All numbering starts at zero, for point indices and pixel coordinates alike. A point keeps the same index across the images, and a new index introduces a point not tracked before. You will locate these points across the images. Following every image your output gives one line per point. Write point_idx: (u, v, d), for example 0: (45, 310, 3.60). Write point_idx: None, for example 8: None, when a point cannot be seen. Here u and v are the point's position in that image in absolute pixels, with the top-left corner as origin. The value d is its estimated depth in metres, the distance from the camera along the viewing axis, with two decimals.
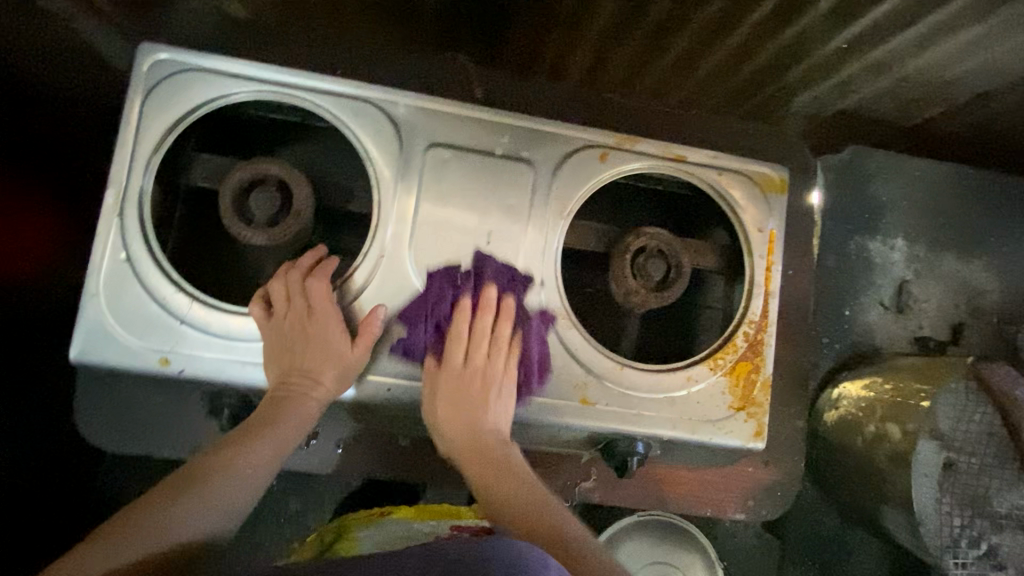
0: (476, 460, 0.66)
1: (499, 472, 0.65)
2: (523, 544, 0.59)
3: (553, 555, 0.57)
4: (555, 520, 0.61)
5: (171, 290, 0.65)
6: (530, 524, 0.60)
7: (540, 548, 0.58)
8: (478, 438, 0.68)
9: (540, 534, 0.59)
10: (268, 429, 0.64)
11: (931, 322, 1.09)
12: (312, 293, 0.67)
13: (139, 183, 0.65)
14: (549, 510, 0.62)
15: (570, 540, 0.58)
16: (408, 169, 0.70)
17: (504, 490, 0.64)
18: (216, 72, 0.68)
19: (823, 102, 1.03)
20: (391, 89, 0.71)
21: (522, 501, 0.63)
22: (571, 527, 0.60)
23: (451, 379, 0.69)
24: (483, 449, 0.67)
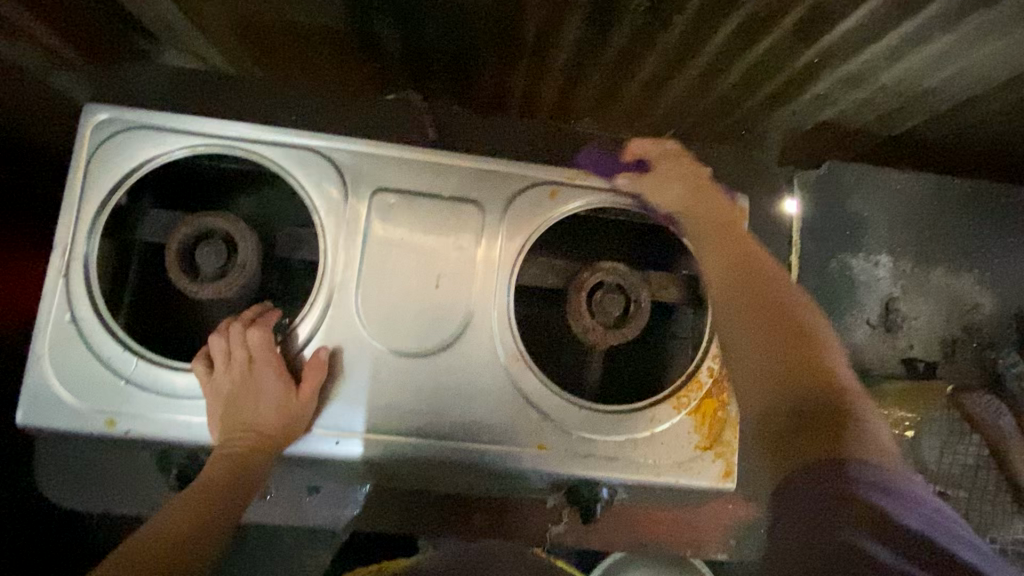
0: (738, 293, 0.61)
1: (789, 335, 0.56)
2: (792, 399, 0.51)
3: (827, 427, 0.48)
4: (851, 404, 0.50)
5: (117, 349, 0.65)
6: (807, 382, 0.52)
7: (810, 417, 0.50)
8: (738, 287, 0.61)
9: (828, 410, 0.50)
10: (212, 506, 0.58)
11: (921, 341, 1.05)
12: (253, 344, 0.65)
13: (84, 244, 0.66)
14: (836, 391, 0.51)
15: (864, 431, 0.48)
16: (353, 217, 0.69)
17: (789, 351, 0.55)
18: (162, 128, 0.69)
19: (797, 117, 1.01)
20: (336, 137, 0.71)
21: (803, 360, 0.54)
22: (871, 419, 0.50)
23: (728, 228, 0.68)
24: (751, 301, 0.59)
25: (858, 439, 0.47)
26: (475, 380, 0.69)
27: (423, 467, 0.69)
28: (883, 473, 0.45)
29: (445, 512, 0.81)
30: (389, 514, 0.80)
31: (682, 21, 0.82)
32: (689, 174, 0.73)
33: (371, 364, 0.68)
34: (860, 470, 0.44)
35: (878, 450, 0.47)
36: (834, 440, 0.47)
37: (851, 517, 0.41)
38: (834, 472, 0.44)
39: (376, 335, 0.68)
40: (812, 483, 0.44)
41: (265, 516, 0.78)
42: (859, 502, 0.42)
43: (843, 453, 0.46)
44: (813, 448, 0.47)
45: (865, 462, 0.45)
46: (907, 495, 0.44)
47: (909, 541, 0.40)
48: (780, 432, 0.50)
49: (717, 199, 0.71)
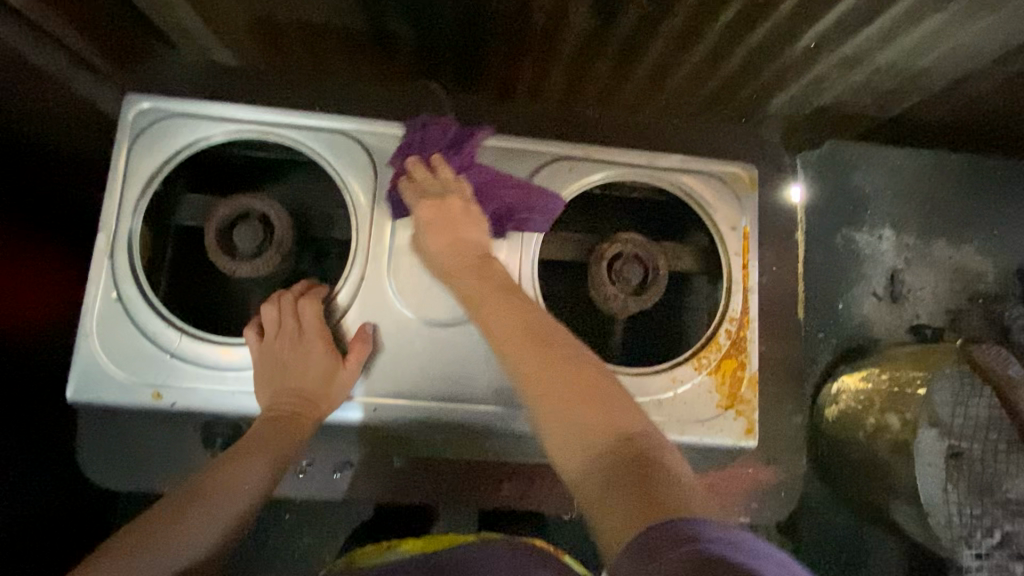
0: (524, 349, 0.56)
1: (585, 404, 0.51)
2: (604, 470, 0.47)
3: (640, 475, 0.45)
4: (654, 450, 0.48)
5: (161, 325, 0.67)
6: (610, 445, 0.48)
7: (623, 478, 0.45)
8: (517, 340, 0.57)
9: (627, 456, 0.47)
10: (262, 448, 0.62)
11: (927, 309, 1.08)
12: (305, 314, 0.68)
13: (128, 226, 0.69)
14: (625, 433, 0.49)
15: (668, 471, 0.46)
16: (384, 193, 0.73)
17: (587, 421, 0.51)
18: (198, 116, 0.72)
19: (798, 99, 1.05)
20: (363, 119, 0.74)
21: (598, 424, 0.50)
22: (663, 448, 0.49)
23: (475, 274, 0.65)
24: (532, 350, 0.55)
25: (661, 481, 0.45)
26: None
27: (460, 432, 0.71)
28: (715, 529, 0.38)
29: (477, 481, 0.83)
30: (423, 485, 0.82)
31: (684, 9, 0.87)
32: (445, 218, 0.67)
33: (404, 332, 0.71)
34: (701, 532, 0.37)
35: (681, 492, 0.43)
36: (647, 497, 0.43)
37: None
38: (687, 538, 0.37)
39: (410, 306, 0.71)
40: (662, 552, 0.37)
41: (300, 491, 0.81)
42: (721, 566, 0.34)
43: (670, 505, 0.42)
44: (640, 516, 0.42)
45: (675, 490, 0.44)
46: (753, 544, 0.37)
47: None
48: (607, 505, 0.45)
49: (484, 244, 0.68)
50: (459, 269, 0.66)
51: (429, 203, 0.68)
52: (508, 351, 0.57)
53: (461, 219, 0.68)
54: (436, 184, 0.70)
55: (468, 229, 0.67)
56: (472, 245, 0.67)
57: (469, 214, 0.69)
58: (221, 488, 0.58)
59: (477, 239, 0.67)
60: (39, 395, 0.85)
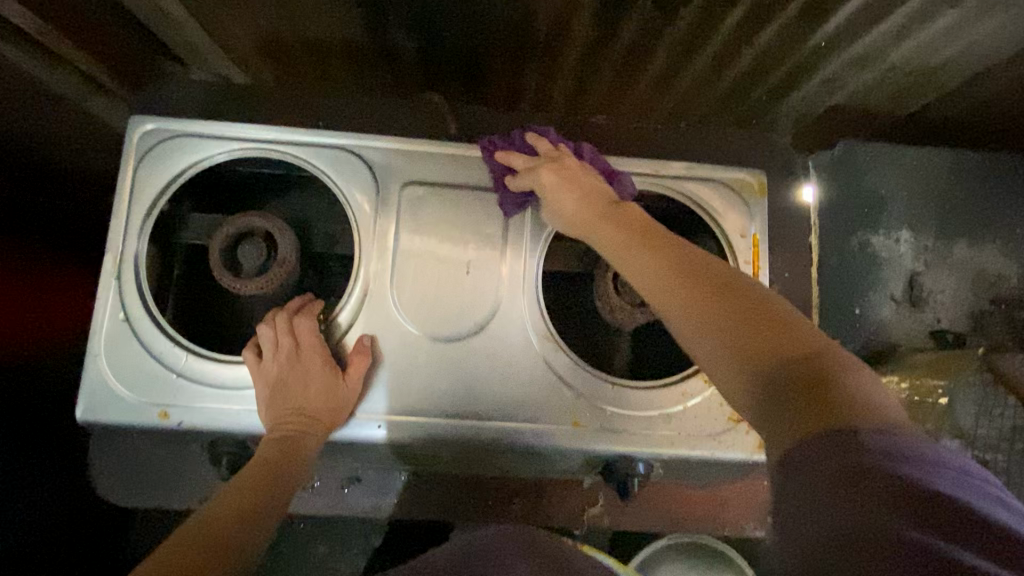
0: (658, 267, 0.52)
1: (754, 318, 0.46)
2: (763, 389, 0.42)
3: (821, 393, 0.40)
4: (839, 370, 0.41)
5: (167, 344, 0.68)
6: (778, 357, 0.43)
7: (805, 396, 0.40)
8: (652, 259, 0.53)
9: (807, 374, 0.41)
10: (276, 465, 0.62)
11: (948, 314, 1.04)
12: (299, 332, 0.68)
13: (134, 246, 0.69)
14: (804, 351, 0.43)
15: (855, 388, 0.40)
16: (385, 208, 0.72)
17: (757, 337, 0.45)
18: (201, 135, 0.73)
19: (809, 100, 1.03)
20: (363, 134, 0.74)
21: (765, 337, 0.45)
22: (858, 374, 0.41)
23: (601, 207, 0.62)
24: (665, 269, 0.52)
25: (854, 403, 0.39)
26: (507, 360, 0.71)
27: (466, 446, 0.70)
28: (900, 436, 0.37)
29: (487, 497, 0.82)
30: (434, 500, 0.82)
31: (690, 12, 0.85)
32: (580, 177, 0.67)
33: (409, 349, 0.70)
34: (876, 437, 0.36)
35: (870, 406, 0.39)
36: (824, 410, 0.39)
37: (880, 501, 0.34)
38: (849, 442, 0.36)
39: (413, 321, 0.70)
40: (819, 455, 0.37)
41: (309, 507, 0.81)
42: (882, 479, 0.35)
43: (853, 418, 0.38)
44: (815, 422, 0.39)
45: (879, 424, 0.37)
46: (946, 460, 0.36)
47: (967, 526, 0.33)
48: (776, 417, 0.41)
49: (604, 188, 0.66)
50: (582, 205, 0.64)
51: (546, 169, 0.68)
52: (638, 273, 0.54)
53: (586, 176, 0.67)
54: (540, 156, 0.71)
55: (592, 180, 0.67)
56: (594, 188, 0.65)
57: (580, 172, 0.68)
58: (238, 505, 0.57)
59: (603, 186, 0.66)
60: (53, 412, 0.86)
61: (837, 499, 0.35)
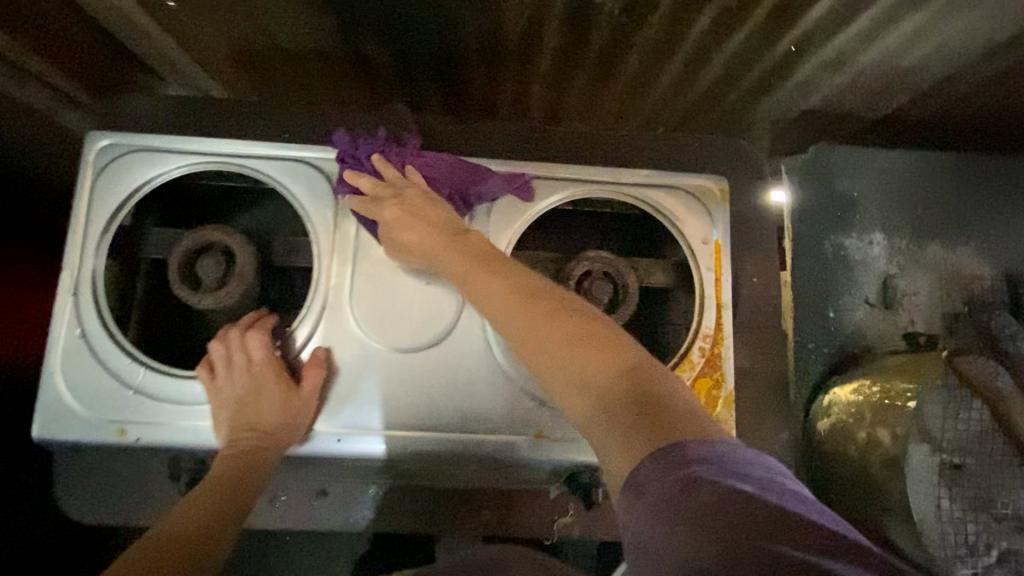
0: (509, 297, 0.56)
1: (587, 345, 0.50)
2: (601, 414, 0.47)
3: (650, 410, 0.45)
4: (661, 384, 0.47)
5: (124, 360, 0.67)
6: (614, 378, 0.48)
7: (637, 415, 0.45)
8: (498, 291, 0.56)
9: (638, 393, 0.47)
10: (227, 484, 0.61)
11: (922, 317, 1.03)
12: (251, 346, 0.68)
13: (92, 261, 0.69)
14: (633, 369, 0.48)
15: (675, 407, 0.46)
16: (344, 220, 0.72)
17: (593, 360, 0.49)
18: (160, 150, 0.73)
19: (781, 104, 1.03)
20: (323, 147, 0.74)
21: (603, 359, 0.49)
22: (674, 386, 0.48)
23: (471, 238, 0.63)
24: (518, 298, 0.55)
25: (674, 419, 0.44)
26: (467, 371, 0.70)
27: (428, 459, 0.70)
28: (710, 447, 0.41)
29: (455, 510, 0.81)
30: (401, 513, 0.81)
31: (656, 19, 0.86)
32: (431, 205, 0.67)
33: (367, 362, 0.70)
34: (692, 450, 0.41)
35: (685, 422, 0.44)
36: (653, 428, 0.44)
37: (704, 512, 0.37)
38: (676, 462, 0.40)
39: (372, 334, 0.70)
40: (653, 480, 0.40)
41: (270, 522, 0.79)
42: (703, 487, 0.38)
43: (676, 437, 0.43)
44: (648, 440, 0.43)
45: (697, 436, 0.43)
46: (746, 462, 0.41)
47: (795, 527, 0.36)
48: (615, 439, 0.45)
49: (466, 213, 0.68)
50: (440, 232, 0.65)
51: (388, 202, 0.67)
52: (494, 301, 0.56)
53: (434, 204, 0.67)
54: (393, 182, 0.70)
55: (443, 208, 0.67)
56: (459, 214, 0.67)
57: (428, 200, 0.68)
58: (187, 526, 0.57)
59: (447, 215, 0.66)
60: None
61: (683, 519, 0.37)
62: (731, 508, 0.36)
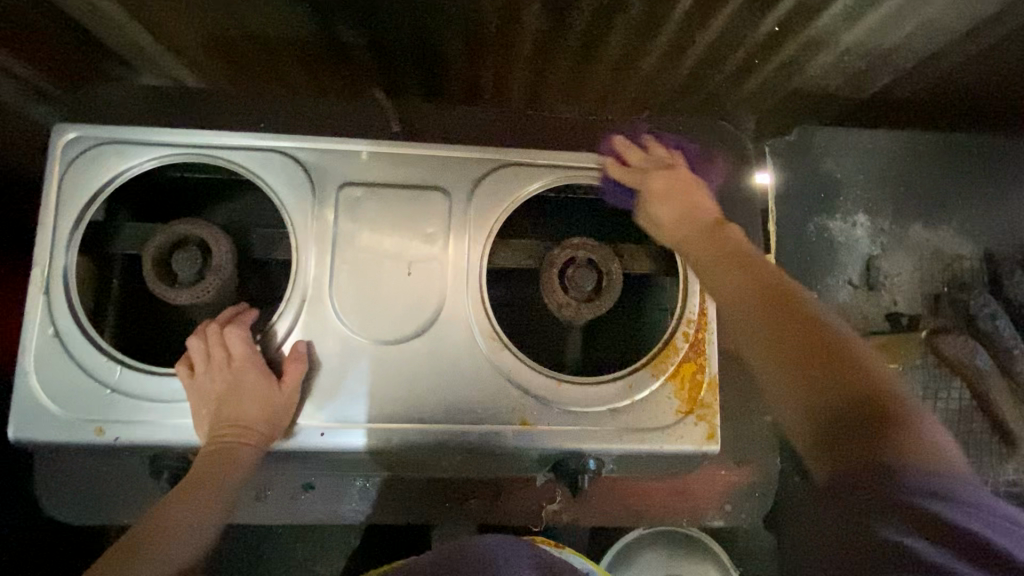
0: (759, 303, 0.62)
1: (823, 359, 0.56)
2: (830, 427, 0.53)
3: (878, 429, 0.51)
4: (897, 403, 0.53)
5: (99, 359, 0.66)
6: (851, 395, 0.53)
7: (849, 430, 0.52)
8: (748, 294, 0.64)
9: (867, 408, 0.52)
10: (206, 481, 0.61)
11: (905, 296, 1.04)
12: (231, 341, 0.66)
13: (62, 258, 0.68)
14: (877, 391, 0.53)
15: (915, 431, 0.51)
16: (322, 211, 0.71)
17: (831, 371, 0.55)
18: (129, 142, 0.71)
19: (767, 85, 1.02)
20: (298, 136, 0.73)
21: (847, 374, 0.55)
22: (914, 417, 0.52)
23: (706, 240, 0.71)
24: (764, 302, 0.62)
25: (900, 442, 0.49)
26: (451, 362, 0.70)
27: (412, 451, 0.69)
28: (932, 475, 0.48)
29: (445, 499, 0.81)
30: (390, 503, 0.81)
31: (640, 0, 0.84)
32: (681, 190, 0.76)
33: (350, 355, 0.69)
34: (908, 476, 0.47)
35: (919, 444, 0.49)
36: (874, 446, 0.50)
37: (881, 516, 0.46)
38: (873, 477, 0.48)
39: (354, 326, 0.69)
40: (846, 490, 0.49)
41: (262, 518, 0.80)
42: (902, 506, 0.46)
43: (888, 455, 0.49)
44: (860, 456, 0.50)
45: (925, 465, 0.48)
46: (974, 499, 0.47)
47: (977, 553, 0.43)
48: (829, 453, 0.52)
49: (705, 204, 0.75)
50: (688, 232, 0.73)
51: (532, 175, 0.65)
52: (742, 308, 0.63)
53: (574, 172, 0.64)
54: None
55: (685, 198, 0.75)
56: (691, 204, 0.75)
57: None
58: (167, 519, 0.58)
59: (664, 210, 0.74)
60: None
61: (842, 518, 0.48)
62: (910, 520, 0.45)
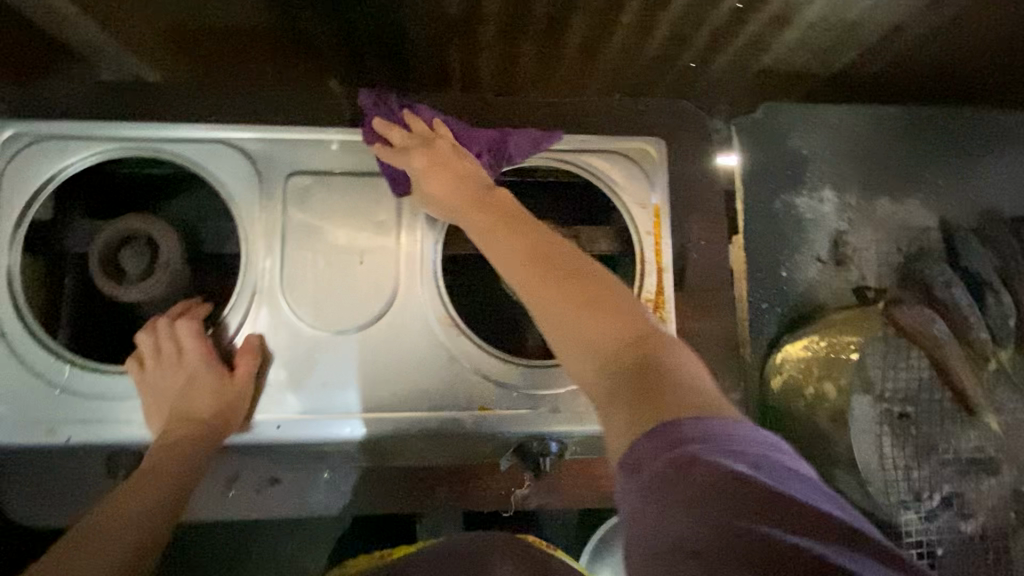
0: (517, 252, 0.54)
1: (599, 318, 0.48)
2: (615, 380, 0.45)
3: (650, 382, 0.43)
4: (660, 352, 0.45)
5: (49, 359, 0.65)
6: (622, 348, 0.46)
7: (641, 385, 0.43)
8: (520, 251, 0.54)
9: (640, 357, 0.45)
10: (162, 475, 0.60)
11: (872, 271, 1.04)
12: (180, 335, 0.67)
13: (5, 258, 0.66)
14: (644, 342, 0.46)
15: (675, 369, 0.44)
16: (270, 201, 0.70)
17: (603, 321, 0.48)
18: (70, 137, 0.69)
19: (738, 64, 1.04)
20: (243, 126, 0.71)
21: (610, 325, 0.48)
22: (679, 358, 0.45)
23: (487, 202, 0.60)
24: (530, 262, 0.53)
25: (674, 392, 0.41)
26: (408, 349, 0.69)
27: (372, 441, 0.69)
28: (712, 425, 0.38)
29: (413, 488, 0.81)
30: (357, 494, 0.81)
31: None
32: (446, 155, 0.65)
33: (304, 345, 0.68)
34: (696, 431, 0.37)
35: (681, 398, 0.41)
36: (651, 400, 0.41)
37: (701, 491, 0.34)
38: (670, 440, 0.38)
39: (307, 317, 0.68)
40: (647, 461, 0.37)
41: (221, 515, 0.78)
42: (702, 470, 0.35)
43: (666, 411, 0.40)
44: (643, 416, 0.40)
45: (699, 416, 0.39)
46: (774, 455, 0.37)
47: (799, 516, 0.34)
48: (618, 428, 0.42)
49: (476, 170, 0.65)
50: (464, 205, 0.62)
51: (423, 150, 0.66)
52: (507, 273, 0.54)
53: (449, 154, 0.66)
54: (415, 134, 0.68)
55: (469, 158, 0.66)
56: (462, 171, 0.64)
57: (451, 153, 0.66)
58: (112, 519, 0.56)
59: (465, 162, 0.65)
60: None
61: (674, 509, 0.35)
62: (732, 491, 0.34)
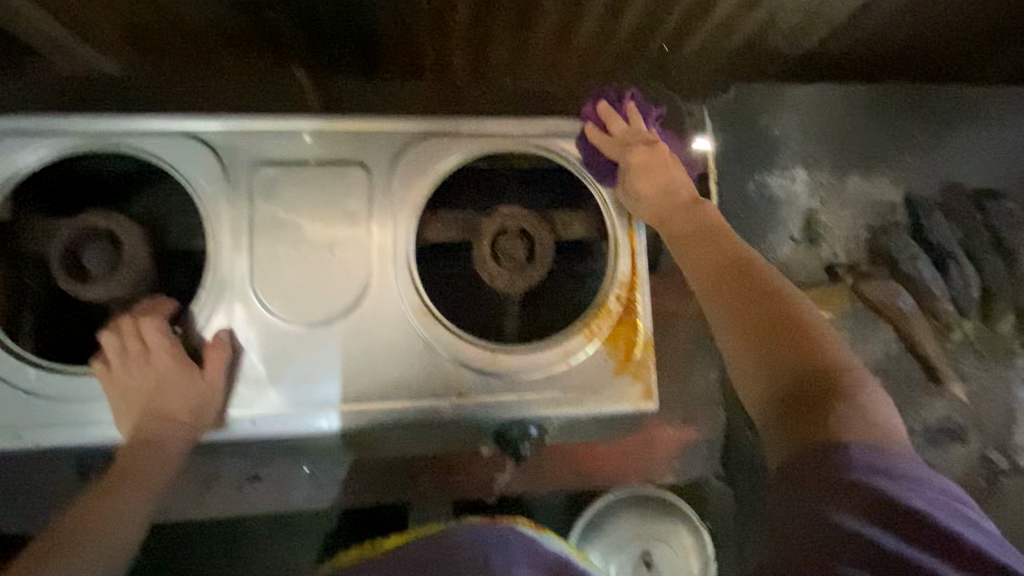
0: (715, 281, 0.64)
1: (783, 355, 0.55)
2: (777, 394, 0.53)
3: (823, 406, 0.50)
4: (849, 383, 0.52)
5: (12, 363, 0.64)
6: (819, 368, 0.53)
7: (799, 406, 0.51)
8: (715, 274, 0.65)
9: (813, 389, 0.52)
10: (132, 476, 0.60)
11: (845, 248, 1.05)
12: (145, 333, 0.64)
13: None
14: (825, 375, 0.52)
15: (860, 407, 0.49)
16: (236, 194, 0.68)
17: (777, 352, 0.56)
18: (25, 133, 0.67)
19: (709, 48, 0.97)
20: (204, 116, 0.69)
21: (800, 349, 0.55)
22: (865, 397, 0.51)
23: (687, 224, 0.70)
24: (721, 279, 0.64)
25: (833, 416, 0.48)
26: (383, 339, 0.69)
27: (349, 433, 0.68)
28: (883, 455, 0.45)
29: (395, 479, 0.81)
30: (339, 487, 0.80)
31: None
32: (657, 167, 0.73)
33: (277, 339, 0.67)
34: (856, 454, 0.45)
35: (871, 426, 0.48)
36: (818, 419, 0.49)
37: (843, 495, 0.43)
38: (819, 454, 0.46)
39: (279, 310, 0.67)
40: (796, 469, 0.46)
41: (206, 514, 0.78)
42: (843, 477, 0.43)
43: (830, 432, 0.47)
44: (803, 433, 0.48)
45: (870, 447, 0.45)
46: (921, 480, 0.44)
47: (923, 535, 0.41)
48: (782, 429, 0.50)
49: (682, 180, 0.73)
50: (659, 220, 0.72)
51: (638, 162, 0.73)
52: (701, 287, 0.65)
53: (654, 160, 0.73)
54: (615, 138, 0.75)
55: (672, 171, 0.73)
56: (672, 183, 0.73)
57: (655, 167, 0.73)
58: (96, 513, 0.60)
59: (679, 179, 0.73)
60: None
61: (806, 513, 0.43)
62: (868, 501, 0.42)
